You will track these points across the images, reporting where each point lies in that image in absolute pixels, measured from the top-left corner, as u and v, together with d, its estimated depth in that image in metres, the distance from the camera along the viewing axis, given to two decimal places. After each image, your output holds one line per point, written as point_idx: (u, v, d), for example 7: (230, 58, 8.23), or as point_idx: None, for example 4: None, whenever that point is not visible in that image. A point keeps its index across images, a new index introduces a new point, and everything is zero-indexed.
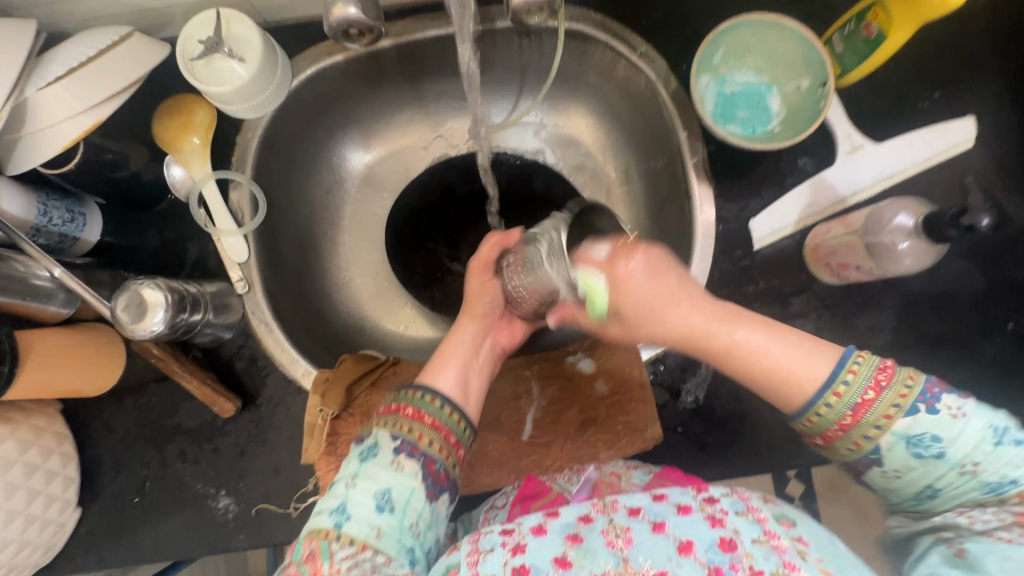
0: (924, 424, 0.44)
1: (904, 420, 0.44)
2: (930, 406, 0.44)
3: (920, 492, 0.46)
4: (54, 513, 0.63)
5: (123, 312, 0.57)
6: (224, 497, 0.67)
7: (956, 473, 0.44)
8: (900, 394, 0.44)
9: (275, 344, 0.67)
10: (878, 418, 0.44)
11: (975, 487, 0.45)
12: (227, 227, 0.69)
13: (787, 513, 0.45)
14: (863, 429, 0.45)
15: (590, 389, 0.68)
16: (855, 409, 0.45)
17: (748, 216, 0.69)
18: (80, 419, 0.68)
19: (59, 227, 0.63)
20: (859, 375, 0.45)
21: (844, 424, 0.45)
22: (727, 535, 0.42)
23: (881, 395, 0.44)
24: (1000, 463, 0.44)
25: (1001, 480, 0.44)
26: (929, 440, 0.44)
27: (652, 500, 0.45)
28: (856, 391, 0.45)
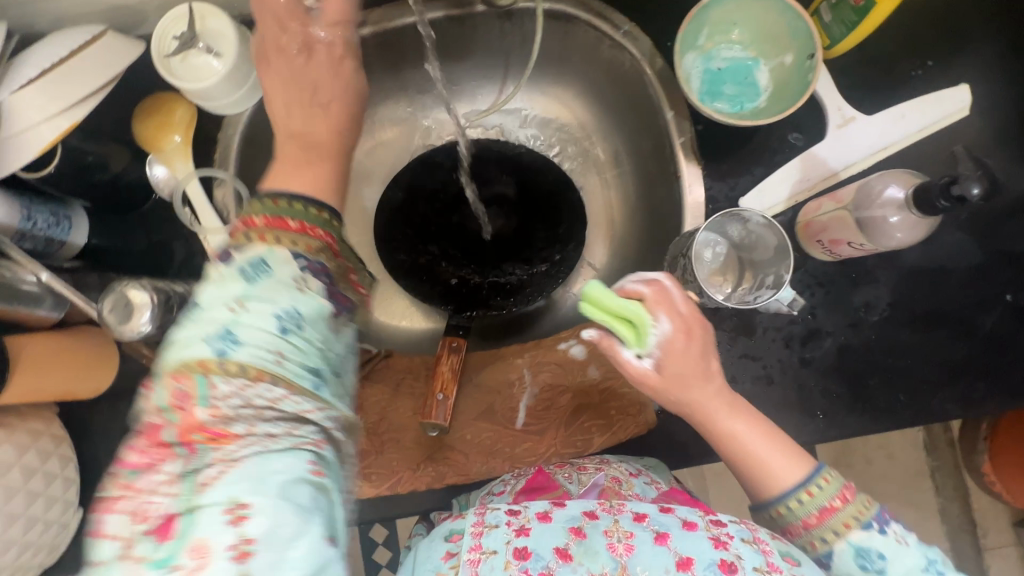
0: (875, 541, 0.48)
1: (848, 539, 0.49)
2: (878, 526, 0.49)
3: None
4: (56, 513, 0.63)
5: (111, 316, 0.57)
6: None
7: None
8: (860, 510, 0.49)
9: None
10: (839, 525, 0.49)
11: None
12: (213, 225, 0.69)
13: (791, 551, 0.48)
14: (815, 536, 0.50)
15: (583, 375, 0.67)
16: (809, 519, 0.50)
17: (737, 194, 0.68)
18: (79, 421, 0.69)
19: (45, 231, 0.63)
20: (828, 486, 0.51)
21: (807, 522, 0.50)
22: (728, 558, 0.46)
23: (846, 506, 0.49)
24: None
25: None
26: (875, 555, 0.48)
27: (659, 511, 0.51)
28: (804, 508, 0.50)
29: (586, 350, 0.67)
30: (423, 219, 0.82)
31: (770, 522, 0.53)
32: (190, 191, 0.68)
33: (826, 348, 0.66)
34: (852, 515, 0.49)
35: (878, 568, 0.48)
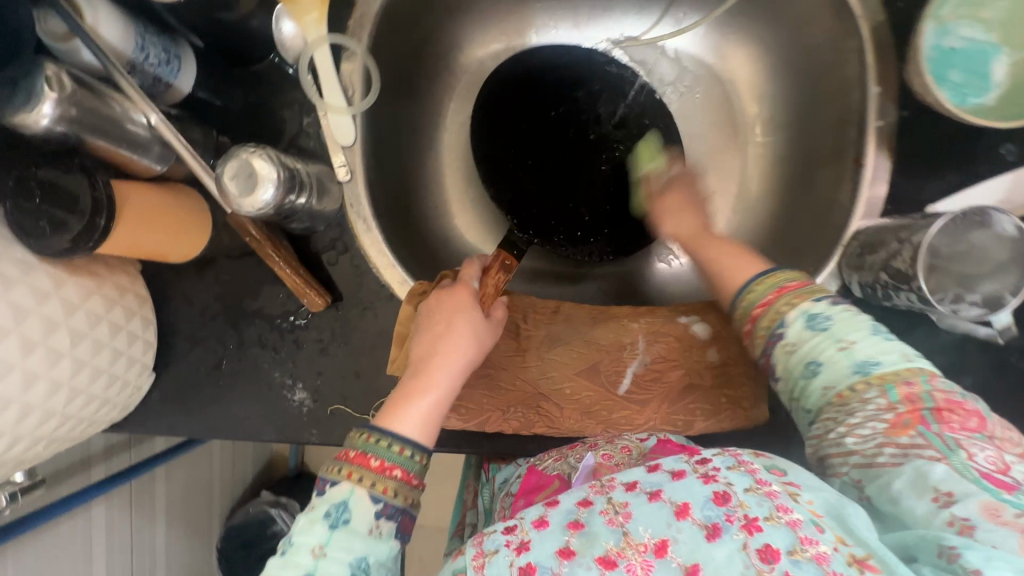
0: (828, 312, 0.48)
1: (803, 307, 0.49)
2: (831, 301, 0.49)
3: (806, 368, 0.47)
4: (133, 375, 0.60)
5: (231, 184, 0.50)
6: (301, 390, 0.64)
7: (836, 349, 0.46)
8: (797, 296, 0.50)
9: (373, 244, 0.63)
10: (789, 301, 0.50)
11: (848, 368, 0.45)
12: (336, 102, 0.61)
13: (777, 463, 0.41)
14: (760, 328, 0.52)
15: (701, 356, 0.62)
16: (767, 297, 0.52)
17: (925, 199, 0.60)
18: (160, 283, 0.64)
19: (155, 68, 0.56)
20: (771, 283, 0.52)
21: (765, 302, 0.52)
22: (720, 489, 0.39)
23: (780, 297, 0.51)
24: (875, 346, 0.46)
25: (866, 360, 0.45)
26: (822, 317, 0.48)
27: (647, 470, 0.42)
28: (765, 288, 0.52)
29: (710, 330, 0.63)
30: (527, 131, 0.74)
31: (739, 322, 0.55)
32: (318, 58, 0.60)
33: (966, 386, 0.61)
34: (804, 292, 0.50)
35: (823, 328, 0.48)
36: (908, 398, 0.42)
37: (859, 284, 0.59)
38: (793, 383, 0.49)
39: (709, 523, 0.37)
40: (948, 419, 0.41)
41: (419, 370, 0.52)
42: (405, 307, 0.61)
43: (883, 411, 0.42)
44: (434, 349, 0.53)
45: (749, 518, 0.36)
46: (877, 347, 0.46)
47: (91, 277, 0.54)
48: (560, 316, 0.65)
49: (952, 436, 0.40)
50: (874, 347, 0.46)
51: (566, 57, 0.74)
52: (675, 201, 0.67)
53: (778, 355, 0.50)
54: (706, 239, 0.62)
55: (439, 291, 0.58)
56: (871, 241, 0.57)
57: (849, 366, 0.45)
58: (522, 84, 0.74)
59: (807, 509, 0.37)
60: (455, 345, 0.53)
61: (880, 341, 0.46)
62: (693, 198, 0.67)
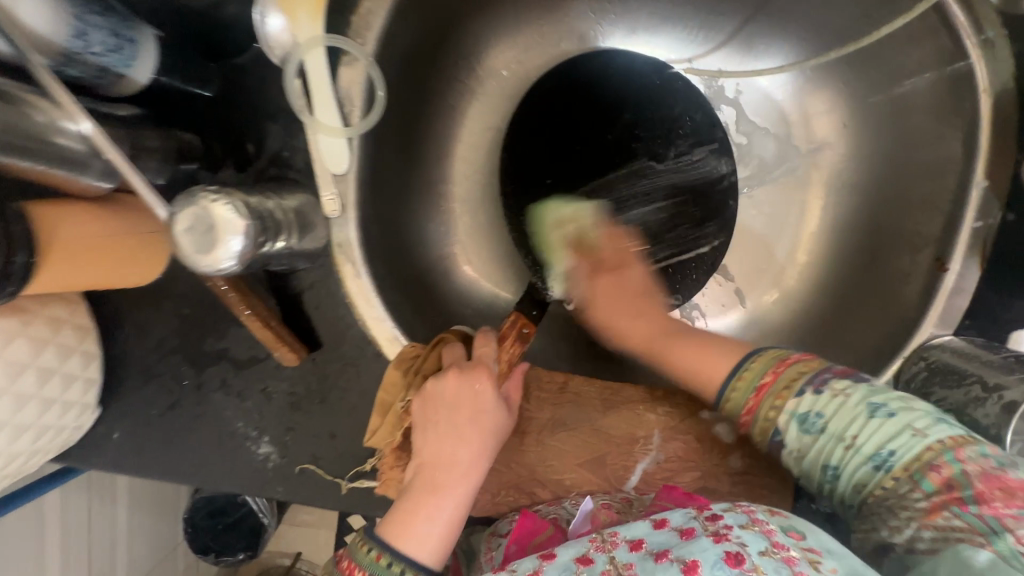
0: (822, 406, 0.42)
1: (795, 408, 0.43)
2: (815, 388, 0.43)
3: (823, 468, 0.42)
4: (71, 418, 0.52)
5: (185, 237, 0.40)
6: (267, 445, 0.57)
7: (884, 424, 0.39)
8: (790, 379, 0.44)
9: (361, 293, 0.54)
10: (781, 392, 0.44)
11: (864, 462, 0.39)
12: (329, 122, 0.49)
13: (796, 525, 0.39)
14: (773, 399, 0.44)
15: (721, 460, 0.55)
16: (763, 381, 0.45)
17: (1010, 321, 0.51)
18: (110, 307, 0.55)
19: (100, 57, 0.44)
20: (751, 374, 0.46)
21: (761, 386, 0.45)
22: (733, 550, 0.36)
23: (777, 379, 0.45)
24: (881, 431, 0.39)
25: (878, 452, 0.39)
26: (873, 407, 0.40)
27: (653, 528, 0.41)
28: (759, 368, 0.46)
29: (736, 433, 0.55)
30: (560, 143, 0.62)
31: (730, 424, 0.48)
32: (309, 67, 0.48)
33: None
34: (788, 384, 0.44)
35: (819, 430, 0.42)
36: (944, 485, 0.36)
37: None
38: (807, 462, 0.43)
39: None
40: (990, 500, 0.34)
41: (432, 482, 0.45)
42: (391, 374, 0.52)
43: (907, 484, 0.37)
44: (454, 460, 0.46)
45: None
46: (885, 433, 0.39)
47: (16, 315, 0.45)
48: (567, 396, 0.57)
49: (996, 519, 0.33)
50: (889, 433, 0.39)
51: (615, 63, 0.63)
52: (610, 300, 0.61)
53: (788, 459, 0.44)
54: (660, 343, 0.57)
55: (452, 374, 0.48)
56: (944, 373, 0.48)
57: (867, 464, 0.39)
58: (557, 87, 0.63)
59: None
60: (475, 451, 0.46)
61: (881, 421, 0.39)
62: (622, 296, 0.61)
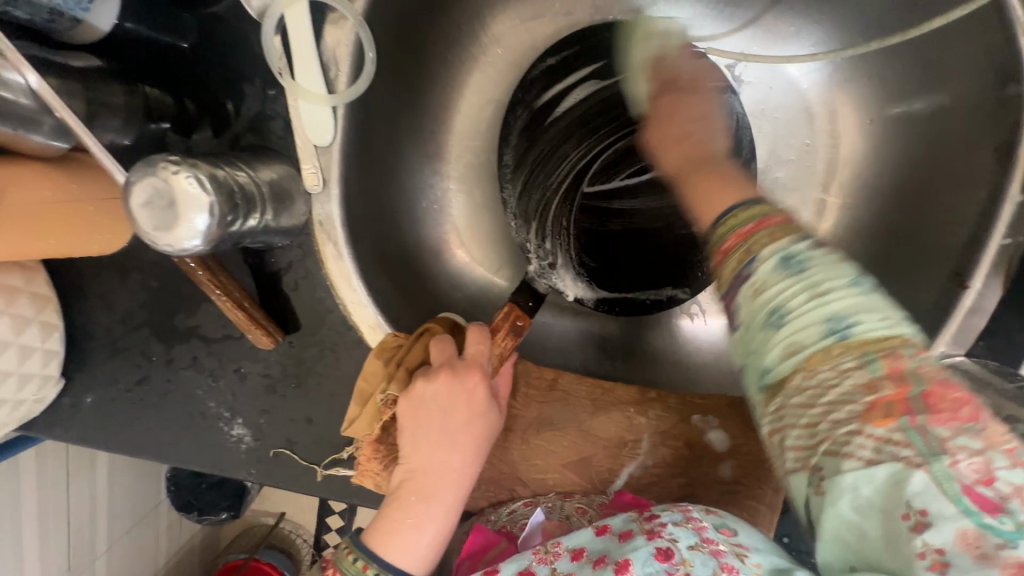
0: (803, 259, 0.34)
1: (773, 253, 0.34)
2: (814, 242, 0.35)
3: (785, 348, 0.33)
4: (30, 391, 0.49)
5: (142, 212, 0.36)
6: (240, 426, 0.54)
7: (813, 311, 0.32)
8: (750, 270, 0.35)
9: (342, 275, 0.50)
10: (751, 280, 0.35)
11: (820, 333, 0.32)
12: (312, 87, 0.45)
13: (728, 523, 0.40)
14: (737, 265, 0.36)
15: (710, 468, 0.53)
16: (727, 244, 0.37)
17: None
18: (74, 274, 0.52)
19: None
20: (733, 240, 0.37)
21: (726, 294, 0.37)
22: (664, 545, 0.38)
23: (737, 282, 0.36)
24: (846, 294, 0.33)
25: (842, 315, 0.32)
26: (797, 263, 0.34)
27: (595, 535, 0.43)
28: (740, 221, 0.37)
29: (728, 441, 0.53)
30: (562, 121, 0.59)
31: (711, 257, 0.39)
32: (291, 21, 0.43)
33: None
34: (761, 239, 0.36)
35: (797, 272, 0.33)
36: (895, 374, 0.30)
37: None
38: (752, 338, 0.34)
39: None
40: (937, 410, 0.29)
41: (422, 488, 0.43)
42: (372, 362, 0.49)
43: (854, 380, 0.31)
44: (445, 468, 0.43)
45: None
46: (859, 301, 0.32)
47: None
48: (556, 394, 0.55)
49: (938, 436, 0.28)
50: (865, 305, 0.32)
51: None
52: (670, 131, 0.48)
53: (742, 296, 0.35)
54: (686, 170, 0.45)
55: (445, 375, 0.45)
56: None
57: (823, 326, 0.32)
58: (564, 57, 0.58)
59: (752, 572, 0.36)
60: (465, 456, 0.44)
61: (857, 293, 0.33)
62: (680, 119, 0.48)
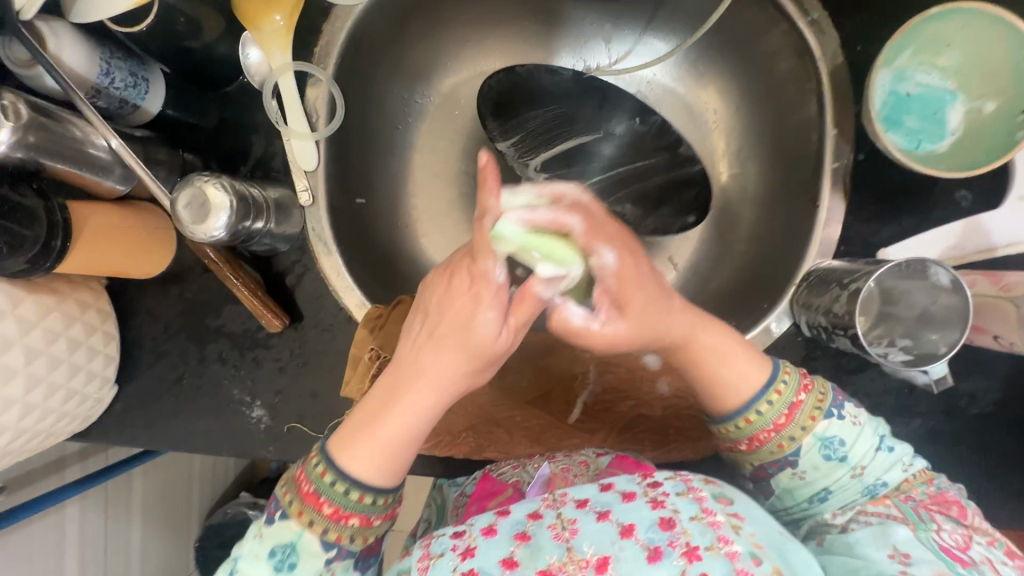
0: (835, 428, 0.50)
1: (814, 434, 0.50)
2: (841, 413, 0.51)
3: (815, 496, 0.51)
4: (93, 388, 0.62)
5: (184, 211, 0.51)
6: (259, 408, 0.66)
7: (849, 477, 0.50)
8: (811, 417, 0.51)
9: (334, 268, 0.64)
10: (806, 421, 0.50)
11: (858, 490, 0.50)
12: (300, 128, 0.62)
13: (725, 493, 0.47)
14: (783, 438, 0.51)
15: (650, 387, 0.63)
16: (779, 421, 0.51)
17: (876, 243, 0.60)
18: (126, 297, 0.66)
19: (121, 91, 0.57)
20: (781, 398, 0.51)
21: (777, 425, 0.51)
22: (667, 515, 0.44)
23: (795, 417, 0.51)
24: (879, 466, 0.50)
25: (874, 484, 0.50)
26: (837, 445, 0.50)
27: (600, 490, 0.47)
28: (776, 406, 0.51)
29: (661, 361, 0.63)
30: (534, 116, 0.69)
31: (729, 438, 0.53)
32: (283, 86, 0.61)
33: (911, 430, 0.61)
34: (814, 412, 0.50)
35: (841, 460, 0.50)
36: (903, 500, 0.49)
37: (807, 322, 0.59)
38: (794, 495, 0.52)
39: (651, 544, 0.43)
40: (929, 506, 0.49)
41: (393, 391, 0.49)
42: (360, 330, 0.62)
43: (877, 503, 0.50)
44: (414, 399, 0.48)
45: (691, 545, 0.42)
46: (884, 465, 0.50)
47: (51, 294, 0.56)
48: None
49: (926, 513, 0.48)
50: (885, 465, 0.50)
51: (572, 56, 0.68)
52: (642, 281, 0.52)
53: (778, 477, 0.52)
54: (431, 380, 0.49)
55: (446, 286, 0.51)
56: (819, 285, 0.57)
57: (862, 493, 0.50)
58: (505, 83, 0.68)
59: (746, 540, 0.43)
60: (429, 379, 0.48)
61: (884, 457, 0.50)
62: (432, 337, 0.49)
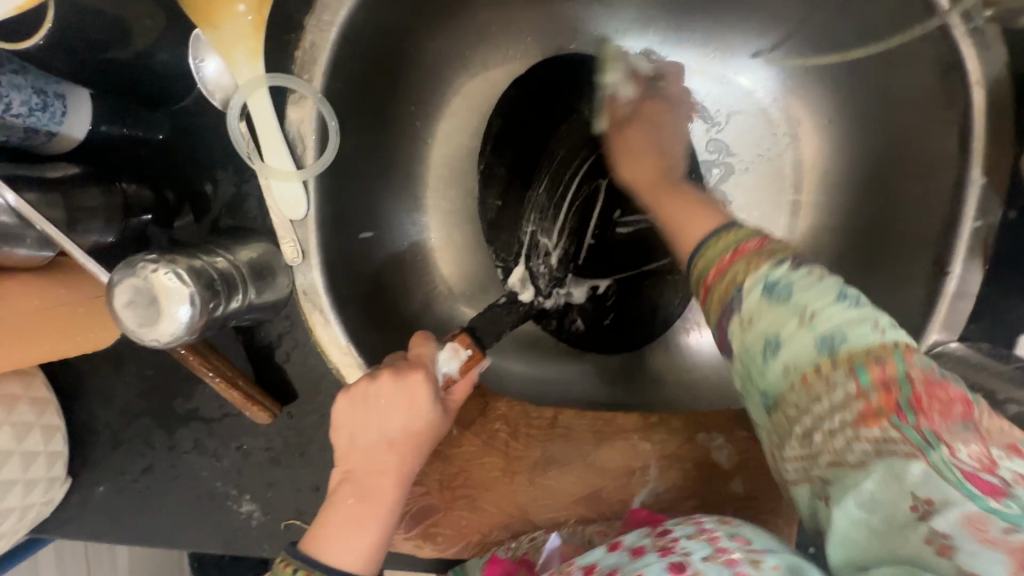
0: (792, 281, 0.38)
1: (766, 274, 0.39)
2: (793, 263, 0.39)
3: (764, 344, 0.37)
4: (38, 494, 0.49)
5: (127, 312, 0.37)
6: (249, 502, 0.54)
7: (796, 325, 0.36)
8: (755, 262, 0.40)
9: (334, 343, 0.50)
10: (752, 262, 0.40)
11: (809, 341, 0.36)
12: (281, 165, 0.46)
13: (741, 530, 0.37)
14: (740, 274, 0.40)
15: (722, 485, 0.52)
16: (727, 256, 0.42)
17: (1017, 320, 0.48)
18: (74, 370, 0.53)
19: (25, 118, 0.41)
20: (732, 239, 0.43)
21: (722, 265, 0.42)
22: (677, 559, 0.35)
23: (762, 246, 0.41)
24: (838, 315, 0.36)
25: (832, 334, 0.35)
26: (784, 287, 0.38)
27: (607, 551, 0.39)
28: (722, 247, 0.43)
29: (734, 455, 0.53)
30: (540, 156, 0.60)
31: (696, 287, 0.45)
32: (253, 108, 0.45)
33: None
34: (767, 253, 0.41)
35: (782, 297, 0.38)
36: (882, 383, 0.34)
37: None
38: (750, 359, 0.39)
39: None
40: (923, 403, 0.33)
41: (387, 466, 0.43)
42: None
43: (841, 369, 0.34)
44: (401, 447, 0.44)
45: None
46: (845, 317, 0.36)
47: None
48: (557, 431, 0.55)
49: (931, 430, 0.32)
50: (851, 320, 0.36)
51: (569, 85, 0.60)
52: (632, 138, 0.57)
53: (731, 328, 0.40)
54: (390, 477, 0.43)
55: (385, 375, 0.43)
56: None
57: (814, 345, 0.36)
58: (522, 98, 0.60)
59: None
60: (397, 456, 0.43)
61: (844, 309, 0.36)
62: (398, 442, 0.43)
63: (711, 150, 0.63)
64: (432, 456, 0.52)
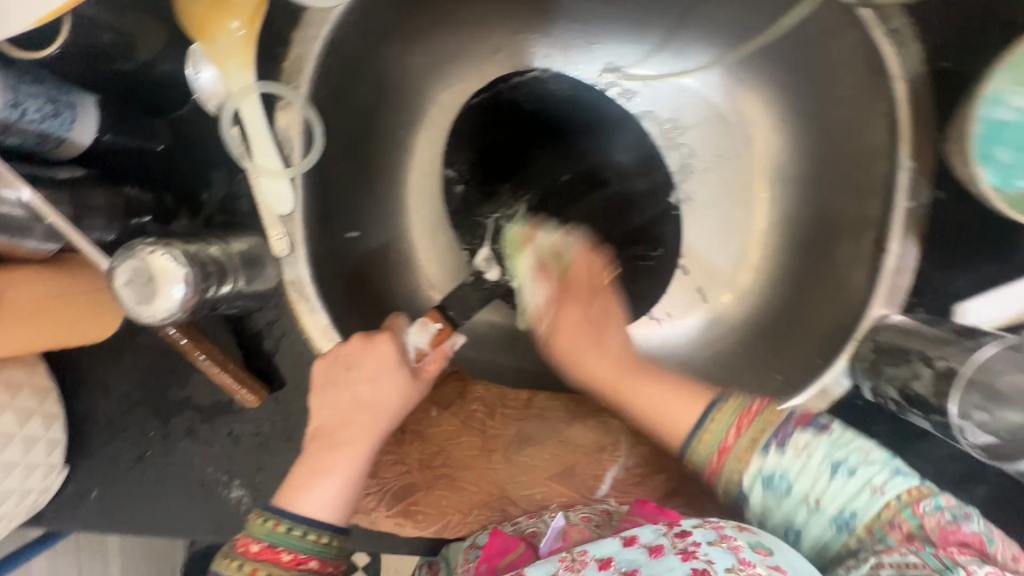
0: (798, 455, 0.43)
1: (761, 456, 0.43)
2: (799, 424, 0.44)
3: (784, 519, 0.43)
4: (37, 480, 0.52)
5: (126, 290, 0.41)
6: (238, 487, 0.56)
7: (809, 494, 0.42)
8: (759, 434, 0.44)
9: (319, 328, 0.54)
10: (750, 438, 0.44)
11: (823, 512, 0.41)
12: (269, 164, 0.51)
13: (763, 541, 0.38)
14: (747, 440, 0.44)
15: None
16: (744, 415, 0.45)
17: (950, 293, 0.52)
18: (73, 363, 0.56)
19: (39, 125, 0.45)
20: (725, 410, 0.46)
21: (728, 439, 0.44)
22: (700, 566, 0.36)
23: (751, 420, 0.44)
24: (840, 489, 0.42)
25: (843, 513, 0.41)
26: (780, 474, 0.43)
27: (621, 545, 0.40)
28: (726, 409, 0.46)
29: None
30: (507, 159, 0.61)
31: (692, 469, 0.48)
32: (244, 112, 0.51)
33: (978, 497, 0.55)
34: (762, 420, 0.44)
35: (784, 488, 0.43)
36: (905, 539, 0.39)
37: (870, 387, 0.52)
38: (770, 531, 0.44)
39: None
40: (944, 544, 0.37)
41: (364, 423, 0.47)
42: None
43: (866, 539, 0.40)
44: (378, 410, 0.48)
45: None
46: (846, 490, 0.41)
47: None
48: (531, 411, 0.58)
49: (949, 557, 0.36)
50: (851, 490, 0.41)
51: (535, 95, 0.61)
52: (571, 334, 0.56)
53: (745, 494, 0.44)
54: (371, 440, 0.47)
55: (358, 337, 0.49)
56: (889, 351, 0.50)
57: (832, 524, 0.41)
58: (493, 104, 0.61)
59: None
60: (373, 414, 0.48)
61: (843, 480, 0.42)
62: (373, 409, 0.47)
63: (672, 148, 0.68)
64: (414, 436, 0.56)
